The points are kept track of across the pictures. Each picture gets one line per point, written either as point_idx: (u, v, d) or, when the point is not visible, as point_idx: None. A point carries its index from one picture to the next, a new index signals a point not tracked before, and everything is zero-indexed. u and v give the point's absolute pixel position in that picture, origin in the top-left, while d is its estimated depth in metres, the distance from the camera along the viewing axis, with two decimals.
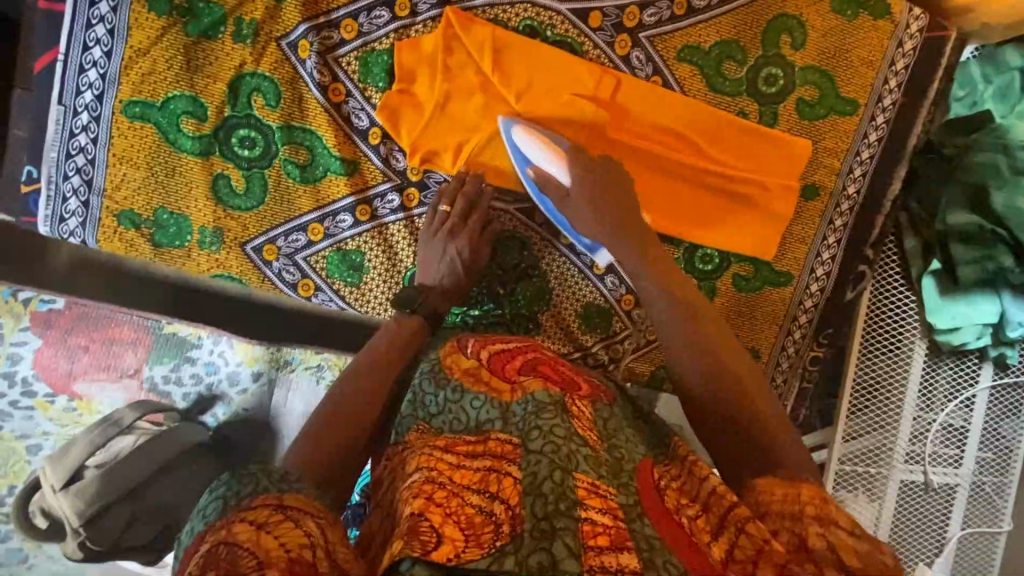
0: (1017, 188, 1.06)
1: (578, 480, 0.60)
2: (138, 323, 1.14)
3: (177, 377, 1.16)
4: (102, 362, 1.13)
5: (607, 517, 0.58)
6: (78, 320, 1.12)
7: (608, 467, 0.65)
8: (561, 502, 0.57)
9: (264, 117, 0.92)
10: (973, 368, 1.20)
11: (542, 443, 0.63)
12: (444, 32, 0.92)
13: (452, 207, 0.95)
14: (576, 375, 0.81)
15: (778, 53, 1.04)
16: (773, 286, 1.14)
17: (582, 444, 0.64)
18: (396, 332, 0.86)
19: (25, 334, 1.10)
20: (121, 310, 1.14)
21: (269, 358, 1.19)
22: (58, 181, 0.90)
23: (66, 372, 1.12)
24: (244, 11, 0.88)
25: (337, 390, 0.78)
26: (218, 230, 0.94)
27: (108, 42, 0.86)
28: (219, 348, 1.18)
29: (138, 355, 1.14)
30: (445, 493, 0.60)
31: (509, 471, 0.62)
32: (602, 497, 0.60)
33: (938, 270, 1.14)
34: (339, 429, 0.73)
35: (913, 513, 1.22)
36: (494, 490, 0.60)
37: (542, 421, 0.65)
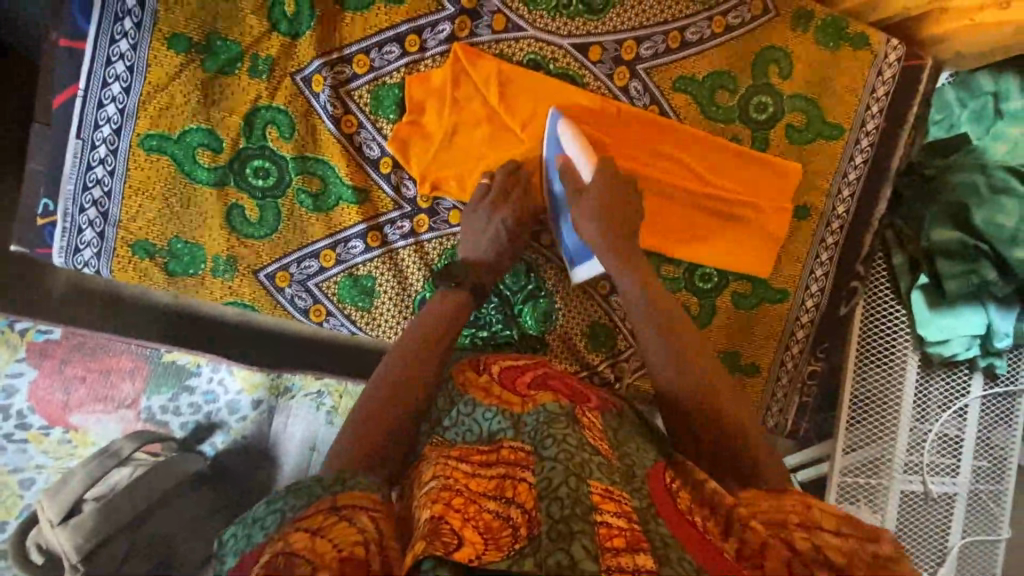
0: (997, 207, 1.11)
1: (592, 486, 0.62)
2: (135, 353, 1.16)
3: (175, 406, 1.17)
4: (100, 393, 1.14)
5: (621, 520, 0.60)
6: (75, 350, 1.14)
7: (620, 473, 0.69)
8: (578, 506, 0.59)
9: (279, 149, 0.95)
10: (963, 379, 1.24)
11: (556, 451, 0.65)
12: (452, 67, 0.96)
13: (493, 180, 0.97)
14: (586, 390, 0.86)
15: (768, 82, 1.10)
16: (770, 303, 1.18)
17: (594, 454, 0.68)
18: (412, 346, 0.82)
19: (19, 365, 1.11)
20: (121, 340, 1.15)
21: (270, 385, 1.20)
22: (74, 213, 0.91)
23: (63, 403, 1.12)
24: (260, 48, 0.92)
25: (349, 430, 0.73)
26: (232, 258, 0.96)
27: (128, 78, 0.89)
28: (218, 376, 1.18)
29: (136, 385, 1.15)
30: (463, 500, 0.61)
31: (523, 476, 0.65)
32: (617, 501, 0.63)
33: (926, 285, 1.19)
34: (354, 455, 0.70)
35: (914, 524, 1.25)
36: (510, 496, 0.63)
37: (554, 430, 0.68)
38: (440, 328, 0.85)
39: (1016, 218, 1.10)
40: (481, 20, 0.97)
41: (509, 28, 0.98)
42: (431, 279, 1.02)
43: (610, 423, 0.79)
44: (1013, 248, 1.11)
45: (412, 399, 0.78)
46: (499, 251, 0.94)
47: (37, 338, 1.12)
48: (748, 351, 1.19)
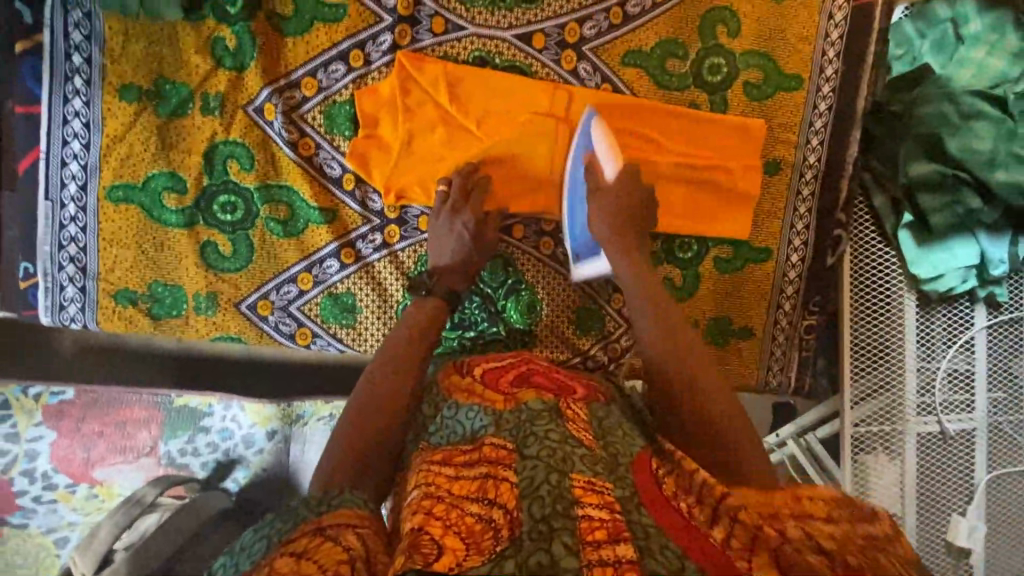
0: (969, 132, 1.09)
1: (574, 479, 0.63)
2: (148, 402, 1.18)
3: (193, 448, 1.18)
4: (118, 445, 1.15)
5: (604, 511, 0.61)
6: (89, 407, 1.16)
7: (605, 462, 0.68)
8: (558, 503, 0.60)
9: (241, 181, 0.96)
10: (966, 311, 1.22)
11: (538, 448, 0.67)
12: (398, 75, 0.97)
13: (449, 188, 0.98)
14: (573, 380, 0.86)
15: (718, 43, 1.09)
16: (754, 263, 1.18)
17: (578, 446, 0.68)
18: (395, 356, 0.85)
19: (39, 429, 1.13)
20: (130, 392, 1.17)
21: (282, 415, 1.20)
22: (53, 271, 0.93)
23: (84, 460, 1.14)
24: (209, 86, 0.93)
25: (337, 440, 0.76)
26: (212, 294, 0.97)
27: (86, 134, 0.91)
28: (231, 412, 1.19)
29: (152, 432, 1.17)
30: (444, 506, 0.62)
31: (505, 476, 0.65)
32: (599, 492, 0.63)
33: (912, 222, 1.17)
34: (348, 470, 0.73)
35: (935, 465, 1.23)
36: (492, 497, 0.63)
37: (537, 428, 0.70)
38: (424, 340, 0.88)
39: (988, 142, 1.08)
40: (420, 25, 0.99)
41: (449, 28, 1.00)
42: (409, 288, 1.03)
43: (598, 409, 0.80)
44: (992, 171, 1.09)
45: (401, 404, 0.81)
46: (463, 253, 0.96)
47: (51, 400, 1.15)
48: (738, 316, 1.19)
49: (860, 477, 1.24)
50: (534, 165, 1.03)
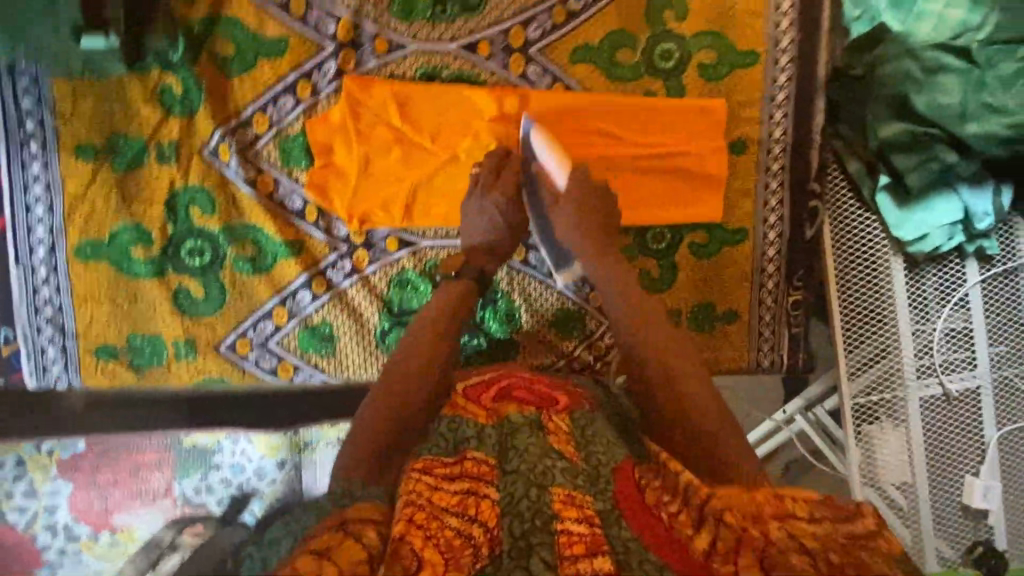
0: (935, 87, 1.05)
1: (554, 493, 0.64)
2: (158, 445, 1.18)
3: (207, 485, 1.18)
4: (133, 490, 1.17)
5: (583, 526, 0.61)
6: (102, 457, 1.16)
7: (585, 475, 0.68)
8: (539, 518, 0.62)
9: (205, 225, 0.97)
10: (957, 268, 1.19)
11: (517, 464, 0.68)
12: (347, 101, 0.98)
13: (482, 165, 0.99)
14: (556, 390, 0.87)
15: (666, 28, 1.09)
16: (730, 244, 1.18)
17: (558, 460, 0.69)
18: (407, 362, 0.82)
19: (55, 484, 1.15)
20: (143, 437, 1.17)
21: (291, 443, 1.19)
22: (33, 335, 0.94)
23: (102, 509, 1.16)
24: (161, 135, 0.94)
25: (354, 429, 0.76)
26: (190, 340, 0.98)
27: (48, 197, 0.92)
28: (240, 447, 1.19)
29: (166, 474, 1.17)
30: (426, 515, 0.61)
31: (487, 493, 0.66)
32: (578, 506, 0.63)
33: (889, 183, 1.14)
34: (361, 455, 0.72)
35: (943, 427, 1.20)
36: (472, 513, 0.63)
37: (518, 443, 0.71)
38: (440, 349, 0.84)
39: (956, 96, 1.04)
40: (363, 48, 0.99)
41: (392, 48, 1.00)
42: (386, 311, 1.04)
43: (580, 417, 0.80)
44: (964, 124, 1.05)
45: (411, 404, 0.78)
46: (479, 232, 0.97)
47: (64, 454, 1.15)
48: (719, 300, 1.20)
49: (864, 447, 1.23)
50: None
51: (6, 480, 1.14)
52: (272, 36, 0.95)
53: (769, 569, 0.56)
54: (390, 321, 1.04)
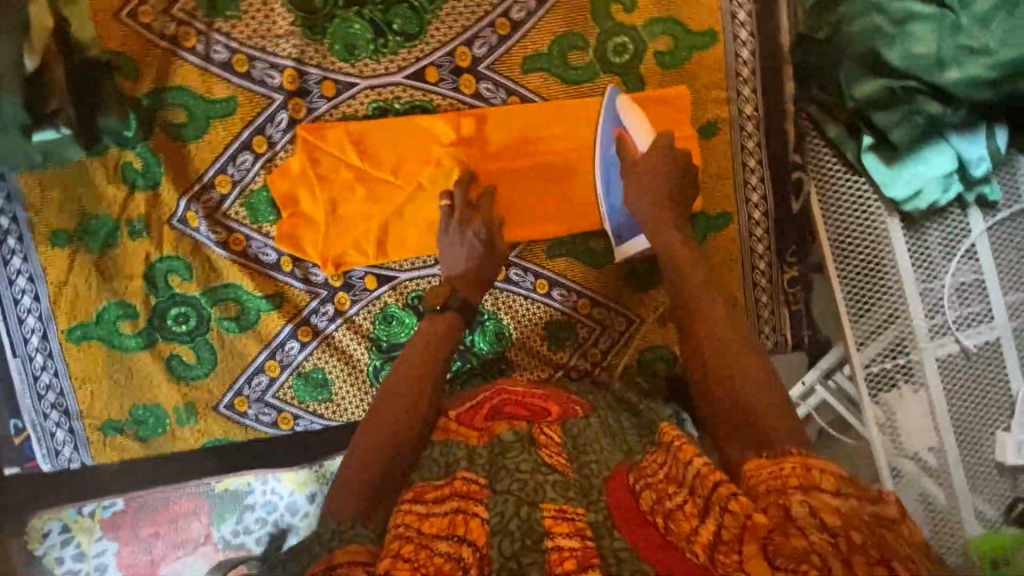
0: (907, 38, 1.00)
1: (544, 509, 0.64)
2: (192, 493, 1.06)
3: (244, 526, 1.07)
4: (175, 539, 1.06)
5: (574, 539, 0.61)
6: (141, 510, 1.05)
7: (578, 487, 0.68)
8: (528, 535, 0.62)
9: (186, 291, 0.98)
10: (959, 219, 1.14)
11: (507, 483, 0.67)
12: (304, 149, 0.98)
13: (453, 199, 0.99)
14: (545, 402, 0.85)
15: (616, 22, 1.07)
16: (716, 231, 1.16)
17: (550, 473, 0.68)
18: (393, 396, 0.81)
19: (101, 543, 1.05)
20: (174, 487, 1.05)
21: (317, 476, 1.07)
22: (41, 421, 0.98)
23: (150, 560, 1.06)
24: (130, 211, 0.95)
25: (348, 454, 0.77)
26: (190, 404, 1.00)
27: (33, 288, 0.94)
28: (269, 486, 1.06)
29: (203, 521, 1.06)
30: (413, 547, 0.60)
31: (476, 510, 0.65)
32: (569, 520, 0.63)
33: (874, 143, 1.10)
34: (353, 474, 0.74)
35: (966, 385, 1.15)
36: (462, 533, 0.62)
37: (507, 461, 0.70)
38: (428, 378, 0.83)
39: (932, 44, 0.99)
40: (311, 94, 0.99)
41: (341, 89, 1.00)
42: (376, 349, 1.04)
43: (572, 424, 0.79)
44: (944, 71, 1.00)
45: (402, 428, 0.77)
46: (459, 263, 0.95)
47: (105, 514, 1.04)
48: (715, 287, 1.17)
49: (886, 416, 1.18)
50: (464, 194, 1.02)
51: (53, 546, 1.04)
52: (221, 96, 0.96)
53: (774, 559, 0.55)
54: (381, 358, 1.04)
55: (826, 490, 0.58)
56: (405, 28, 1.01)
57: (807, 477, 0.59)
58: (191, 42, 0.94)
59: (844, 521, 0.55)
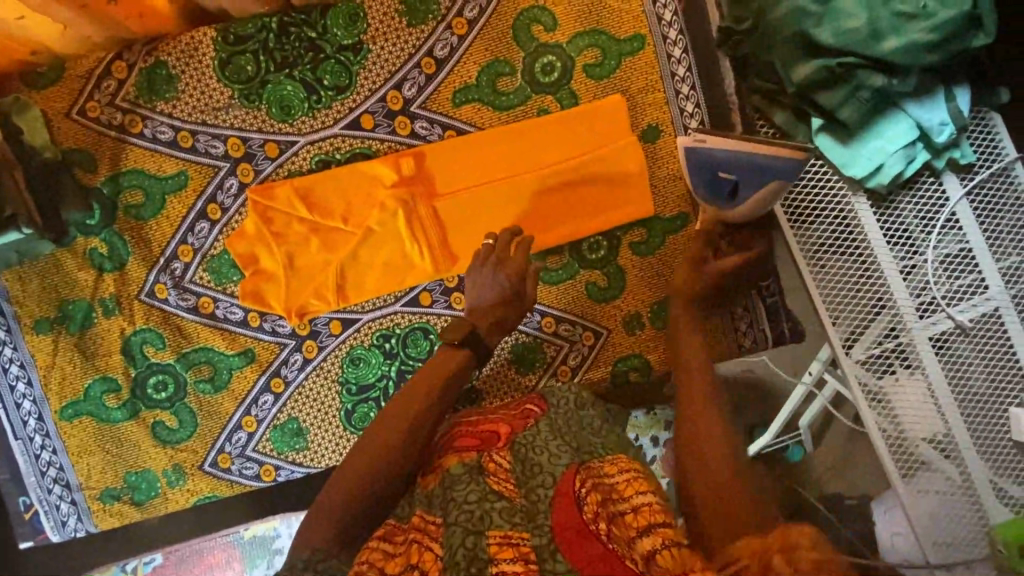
0: (834, 15, 0.97)
1: (490, 537, 0.63)
2: (223, 543, 1.10)
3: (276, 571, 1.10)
4: None
5: (518, 564, 0.60)
6: (179, 562, 1.10)
7: (523, 512, 0.66)
8: (473, 565, 0.61)
9: (162, 360, 1.04)
10: (933, 189, 1.08)
11: (456, 514, 0.67)
12: (255, 210, 1.00)
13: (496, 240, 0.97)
14: (496, 420, 0.86)
15: (538, 44, 1.04)
16: (674, 233, 1.09)
17: (496, 500, 0.67)
18: (381, 434, 0.79)
19: None
20: (207, 538, 1.11)
21: None
22: (46, 495, 1.04)
23: None
24: (102, 291, 1.02)
25: (330, 490, 0.75)
26: (177, 466, 1.05)
27: (24, 373, 1.02)
28: (296, 527, 1.10)
29: (236, 568, 1.10)
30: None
31: (430, 544, 0.66)
32: (514, 545, 0.62)
33: (824, 124, 1.06)
34: (334, 504, 0.73)
35: (968, 362, 1.05)
36: (417, 560, 0.65)
37: (456, 494, 0.69)
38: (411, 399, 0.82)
39: (862, 16, 0.95)
40: (257, 157, 1.01)
41: (283, 148, 1.01)
42: (346, 393, 1.06)
43: (521, 441, 0.77)
44: (880, 42, 0.95)
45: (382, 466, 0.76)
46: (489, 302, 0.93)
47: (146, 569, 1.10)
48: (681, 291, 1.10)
49: (887, 405, 1.08)
50: (414, 231, 1.02)
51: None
52: (170, 172, 1.00)
53: None
54: (352, 400, 1.06)
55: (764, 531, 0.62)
56: (335, 81, 1.01)
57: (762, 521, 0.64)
58: (137, 127, 0.99)
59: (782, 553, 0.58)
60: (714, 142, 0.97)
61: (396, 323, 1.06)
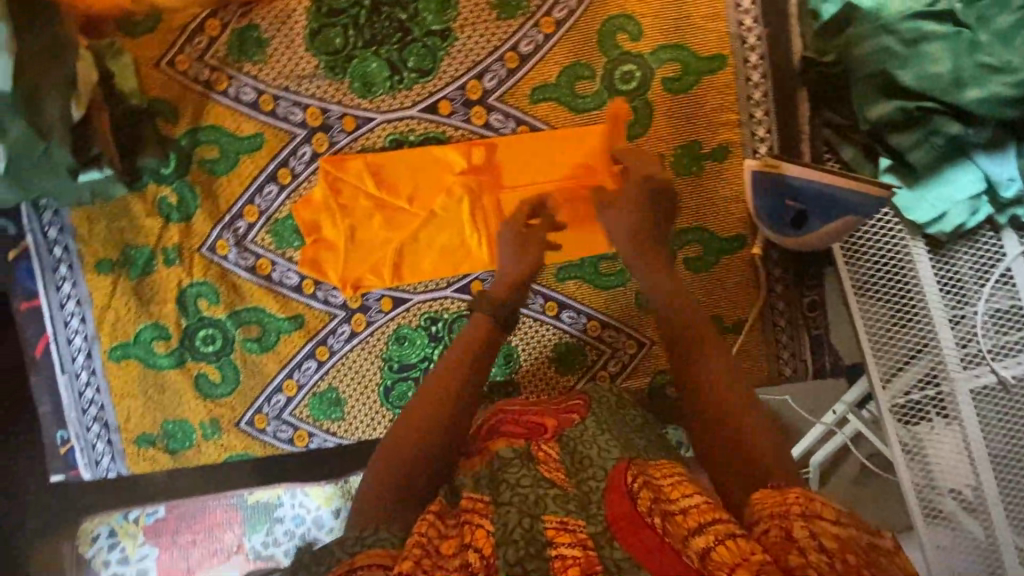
0: (920, 59, 0.97)
1: (547, 521, 0.65)
2: (226, 504, 1.12)
3: (274, 538, 1.12)
4: (210, 548, 1.12)
5: (576, 549, 0.63)
6: (181, 518, 1.12)
7: (577, 500, 0.69)
8: (532, 546, 0.63)
9: (214, 314, 1.05)
10: (992, 242, 1.05)
11: (508, 496, 0.69)
12: (326, 180, 1.02)
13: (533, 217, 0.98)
14: (544, 416, 0.88)
15: (622, 51, 1.05)
16: (729, 254, 1.10)
17: (549, 487, 0.70)
18: (419, 415, 0.80)
19: (143, 549, 1.12)
20: (210, 497, 1.12)
21: (342, 491, 1.11)
22: (84, 433, 1.06)
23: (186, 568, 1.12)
24: (165, 241, 1.04)
25: (370, 476, 0.77)
26: (215, 420, 1.07)
27: (80, 311, 1.04)
28: (298, 499, 1.12)
29: (236, 531, 1.12)
30: (431, 562, 0.62)
31: (481, 522, 0.67)
32: (571, 531, 0.64)
33: (892, 164, 1.05)
34: (377, 492, 0.75)
35: (1006, 420, 1.04)
36: (469, 540, 0.65)
37: (509, 475, 0.72)
38: (447, 383, 0.83)
39: (947, 63, 0.96)
40: (333, 128, 1.03)
41: (360, 123, 1.03)
42: (388, 369, 1.08)
43: (569, 437, 0.81)
44: (962, 90, 0.95)
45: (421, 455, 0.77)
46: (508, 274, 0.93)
47: (147, 521, 1.12)
48: (727, 311, 1.12)
49: (918, 453, 1.07)
50: (477, 220, 1.04)
51: (102, 549, 1.12)
52: (248, 133, 1.02)
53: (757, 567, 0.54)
54: (392, 377, 1.08)
55: (805, 510, 0.59)
56: (419, 64, 1.03)
57: (808, 506, 0.60)
58: (222, 85, 1.01)
59: (820, 542, 0.55)
60: (790, 167, 0.97)
61: (445, 307, 1.08)
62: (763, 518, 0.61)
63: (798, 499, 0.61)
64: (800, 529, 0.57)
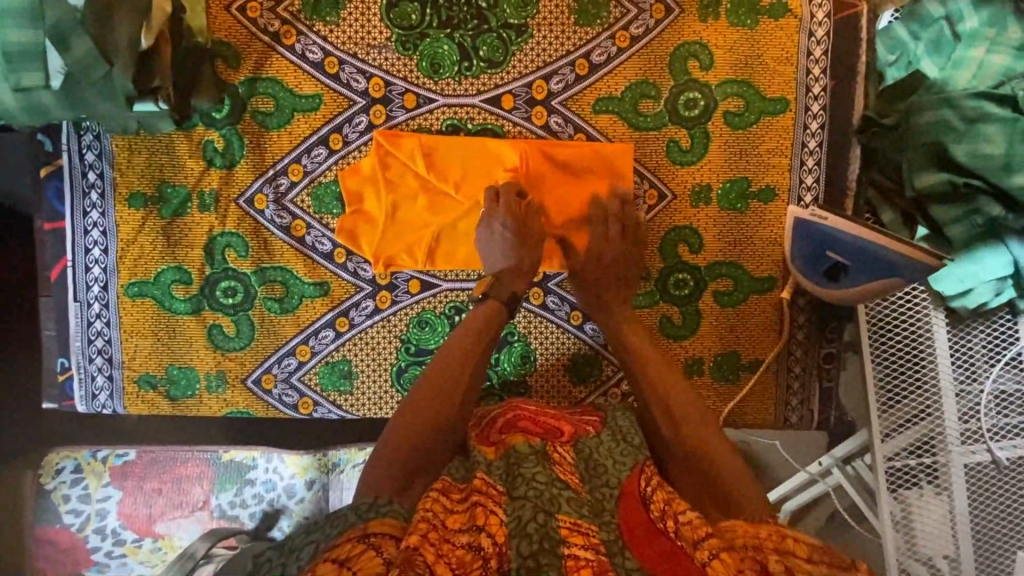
0: (977, 136, 0.98)
1: (560, 519, 0.63)
2: (200, 458, 1.08)
3: (241, 499, 1.08)
4: (173, 500, 1.07)
5: (590, 552, 0.60)
6: (151, 465, 1.07)
7: (590, 506, 0.68)
8: (545, 541, 0.60)
9: (239, 267, 1.03)
10: (1008, 325, 1.05)
11: (524, 489, 0.66)
12: (377, 152, 1.01)
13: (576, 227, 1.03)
14: (560, 419, 0.85)
15: (690, 77, 1.06)
16: (759, 294, 1.12)
17: (564, 488, 0.68)
18: (425, 402, 0.79)
19: (106, 489, 1.06)
20: (184, 448, 1.08)
21: (318, 464, 1.08)
22: (85, 364, 1.04)
23: (147, 515, 1.06)
24: (204, 185, 1.02)
25: (378, 449, 0.76)
26: (221, 373, 1.05)
27: (103, 240, 1.02)
28: (273, 464, 1.08)
29: (204, 487, 1.07)
30: (438, 535, 0.62)
31: (494, 509, 0.66)
32: (584, 534, 0.63)
33: (928, 235, 1.07)
34: (386, 464, 0.74)
35: (991, 499, 1.04)
36: (481, 524, 0.64)
37: (524, 470, 0.69)
38: (448, 375, 0.82)
39: (1001, 145, 0.97)
40: (393, 103, 1.02)
41: (421, 102, 1.02)
42: (404, 351, 1.07)
43: (585, 444, 0.79)
44: (1009, 175, 0.97)
45: (427, 431, 0.77)
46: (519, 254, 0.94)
47: (117, 462, 1.07)
48: (746, 350, 1.13)
49: (904, 518, 1.07)
50: None
51: (63, 484, 1.06)
52: (307, 92, 1.01)
53: None
54: (407, 359, 1.07)
55: (778, 546, 0.62)
56: (490, 54, 1.02)
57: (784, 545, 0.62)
58: (290, 40, 1.00)
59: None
60: (836, 222, 0.97)
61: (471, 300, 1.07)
62: (740, 548, 0.63)
63: (772, 535, 0.64)
64: (773, 564, 0.60)
